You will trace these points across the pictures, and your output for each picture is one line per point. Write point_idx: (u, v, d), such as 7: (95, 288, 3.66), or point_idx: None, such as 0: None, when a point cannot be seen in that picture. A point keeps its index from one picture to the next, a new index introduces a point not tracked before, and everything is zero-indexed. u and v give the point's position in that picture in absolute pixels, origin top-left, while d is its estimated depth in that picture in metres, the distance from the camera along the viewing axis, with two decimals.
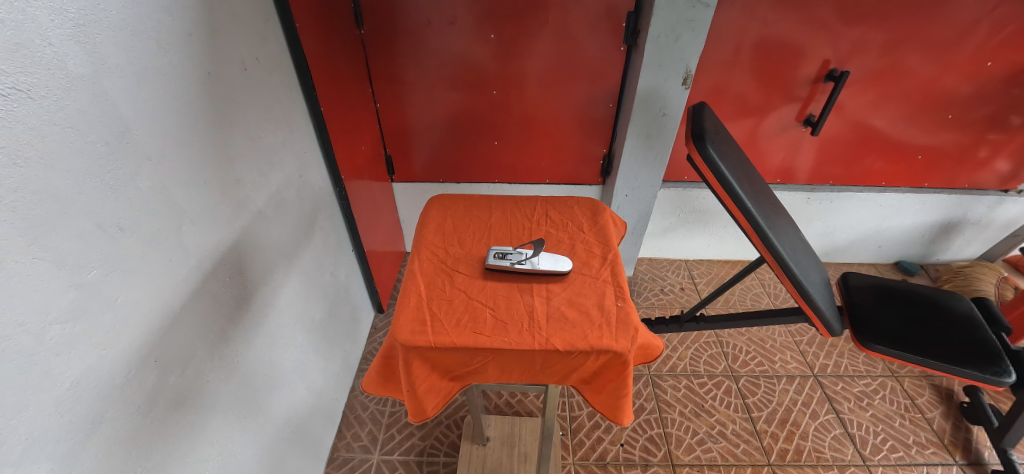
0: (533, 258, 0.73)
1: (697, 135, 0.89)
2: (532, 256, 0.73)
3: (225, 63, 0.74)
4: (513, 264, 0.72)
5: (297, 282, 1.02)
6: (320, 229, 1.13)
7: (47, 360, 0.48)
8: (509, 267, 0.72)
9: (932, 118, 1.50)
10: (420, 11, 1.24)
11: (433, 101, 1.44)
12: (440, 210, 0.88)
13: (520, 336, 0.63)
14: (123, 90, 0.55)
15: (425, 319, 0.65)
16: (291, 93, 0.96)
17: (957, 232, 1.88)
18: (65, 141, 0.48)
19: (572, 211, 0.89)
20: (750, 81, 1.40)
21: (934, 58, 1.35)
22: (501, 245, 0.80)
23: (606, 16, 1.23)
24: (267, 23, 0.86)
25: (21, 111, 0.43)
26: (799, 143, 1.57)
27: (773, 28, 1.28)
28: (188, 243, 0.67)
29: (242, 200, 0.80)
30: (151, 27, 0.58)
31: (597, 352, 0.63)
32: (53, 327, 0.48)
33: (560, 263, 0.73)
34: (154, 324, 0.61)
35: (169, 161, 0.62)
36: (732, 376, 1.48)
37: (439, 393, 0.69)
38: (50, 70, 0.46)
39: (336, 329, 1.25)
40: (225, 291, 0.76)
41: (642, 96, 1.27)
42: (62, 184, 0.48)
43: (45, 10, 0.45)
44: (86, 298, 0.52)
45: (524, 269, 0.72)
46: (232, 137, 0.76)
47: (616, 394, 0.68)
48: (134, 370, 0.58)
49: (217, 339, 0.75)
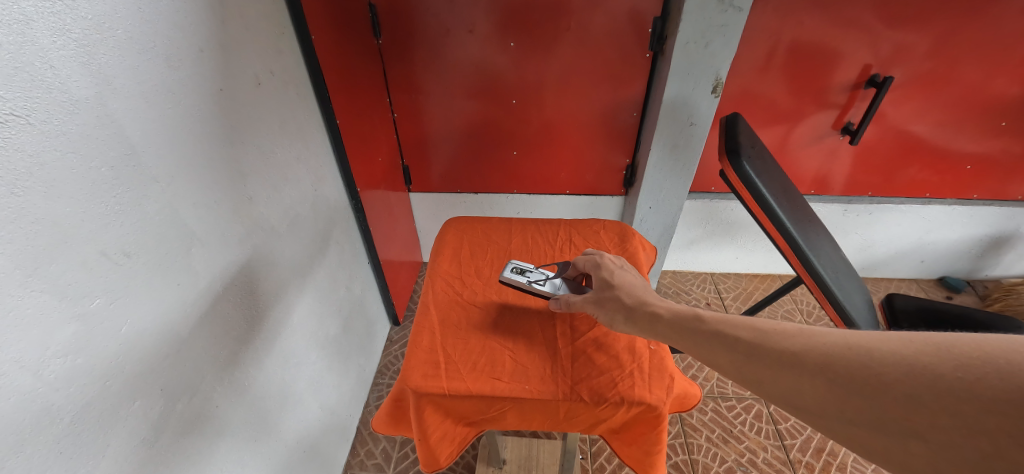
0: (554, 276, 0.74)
1: (731, 150, 0.83)
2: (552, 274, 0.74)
3: (237, 79, 0.72)
4: (530, 282, 0.71)
5: (310, 298, 0.99)
6: (335, 243, 1.11)
7: (46, 396, 0.46)
8: (525, 284, 0.71)
9: (983, 125, 1.39)
10: (438, 20, 1.21)
11: (451, 111, 1.41)
12: (456, 233, 0.87)
13: (542, 383, 0.61)
14: (130, 111, 0.53)
15: (439, 362, 0.64)
16: (306, 105, 0.94)
17: (1008, 246, 1.76)
18: (67, 167, 0.46)
19: (598, 234, 0.85)
20: (784, 87, 1.33)
21: (987, 61, 1.25)
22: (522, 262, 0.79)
23: (631, 21, 1.18)
24: (281, 36, 0.84)
25: (21, 138, 0.42)
26: (835, 153, 1.48)
27: (810, 31, 1.21)
28: (198, 266, 0.65)
29: (254, 218, 0.78)
30: (160, 44, 0.56)
31: (628, 403, 0.59)
32: (53, 362, 0.46)
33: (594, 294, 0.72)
34: (160, 352, 0.59)
35: (179, 182, 0.60)
36: (762, 399, 1.40)
37: (453, 441, 0.67)
38: (51, 94, 0.44)
39: (350, 343, 1.23)
40: (235, 312, 0.74)
41: (668, 105, 1.22)
42: (63, 211, 0.46)
43: (44, 31, 0.43)
44: (89, 329, 0.49)
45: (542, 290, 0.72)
46: (244, 154, 0.74)
47: (648, 448, 0.64)
48: (140, 401, 0.56)
49: (227, 362, 0.72)
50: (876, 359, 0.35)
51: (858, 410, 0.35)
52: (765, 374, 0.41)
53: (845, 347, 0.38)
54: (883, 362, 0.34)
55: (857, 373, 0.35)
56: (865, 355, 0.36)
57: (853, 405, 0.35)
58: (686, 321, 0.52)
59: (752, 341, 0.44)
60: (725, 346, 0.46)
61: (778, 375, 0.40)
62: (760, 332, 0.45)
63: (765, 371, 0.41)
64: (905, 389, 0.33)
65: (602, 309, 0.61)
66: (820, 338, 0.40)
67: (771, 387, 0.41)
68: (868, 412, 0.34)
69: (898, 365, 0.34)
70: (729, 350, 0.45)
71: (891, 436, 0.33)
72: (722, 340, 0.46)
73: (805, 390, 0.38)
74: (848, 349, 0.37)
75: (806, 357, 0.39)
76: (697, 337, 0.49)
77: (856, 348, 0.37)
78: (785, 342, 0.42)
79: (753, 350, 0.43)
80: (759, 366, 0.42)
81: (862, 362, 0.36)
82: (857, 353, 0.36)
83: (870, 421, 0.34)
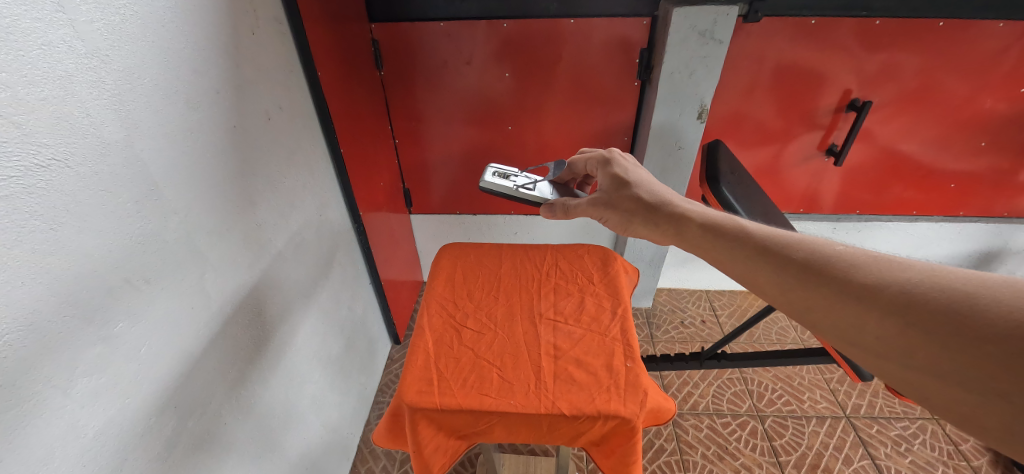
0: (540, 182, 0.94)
1: (710, 178, 0.95)
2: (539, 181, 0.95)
3: (249, 115, 0.78)
4: (519, 191, 0.92)
5: (314, 319, 1.04)
6: (339, 264, 1.16)
7: (72, 412, 0.50)
8: (515, 193, 0.92)
9: (964, 144, 1.44)
10: (438, 53, 1.29)
11: (450, 137, 1.47)
12: (451, 257, 0.98)
13: (526, 398, 0.69)
14: (154, 150, 0.58)
15: (431, 379, 0.71)
16: (312, 135, 1.00)
17: (998, 260, 1.79)
18: (98, 204, 0.51)
19: (582, 258, 0.98)
20: (769, 111, 1.38)
21: (963, 84, 1.30)
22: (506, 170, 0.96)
23: (619, 52, 1.25)
24: (290, 73, 0.90)
25: (59, 180, 0.47)
26: (821, 173, 1.53)
27: (791, 58, 1.27)
28: (210, 289, 0.69)
29: (263, 243, 0.83)
30: (181, 89, 0.62)
31: (604, 417, 0.67)
32: (80, 380, 0.50)
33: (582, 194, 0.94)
34: (174, 372, 0.63)
35: (195, 212, 0.65)
36: (757, 416, 1.41)
37: (445, 453, 0.72)
38: (86, 139, 0.49)
39: (352, 362, 1.26)
40: (243, 333, 0.78)
41: (657, 129, 1.29)
42: (94, 243, 0.51)
43: (84, 84, 0.49)
44: (112, 350, 0.54)
45: (536, 195, 0.92)
46: (254, 184, 0.80)
47: (626, 459, 0.70)
48: (155, 417, 0.60)
49: (234, 381, 0.76)
50: (969, 308, 0.37)
51: (929, 352, 0.38)
52: (825, 301, 0.46)
53: (929, 288, 0.40)
54: (976, 312, 0.37)
55: (939, 317, 0.38)
56: (957, 302, 0.38)
57: (924, 348, 0.39)
58: (742, 243, 0.57)
59: (815, 268, 0.48)
60: (779, 267, 0.51)
61: (842, 305, 0.44)
62: (825, 257, 0.48)
63: (827, 300, 0.46)
64: (993, 344, 0.35)
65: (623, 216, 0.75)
66: (898, 274, 0.43)
67: (830, 317, 0.46)
68: (940, 359, 0.38)
69: (992, 316, 0.36)
70: (787, 274, 0.50)
71: (956, 383, 0.37)
72: (781, 264, 0.51)
73: (872, 326, 0.42)
74: (934, 292, 0.40)
75: (882, 294, 0.42)
76: (753, 259, 0.54)
77: (944, 293, 0.39)
78: (855, 274, 0.45)
79: (815, 276, 0.48)
80: (821, 294, 0.46)
81: (947, 308, 0.38)
82: (944, 297, 0.39)
83: (939, 364, 0.38)
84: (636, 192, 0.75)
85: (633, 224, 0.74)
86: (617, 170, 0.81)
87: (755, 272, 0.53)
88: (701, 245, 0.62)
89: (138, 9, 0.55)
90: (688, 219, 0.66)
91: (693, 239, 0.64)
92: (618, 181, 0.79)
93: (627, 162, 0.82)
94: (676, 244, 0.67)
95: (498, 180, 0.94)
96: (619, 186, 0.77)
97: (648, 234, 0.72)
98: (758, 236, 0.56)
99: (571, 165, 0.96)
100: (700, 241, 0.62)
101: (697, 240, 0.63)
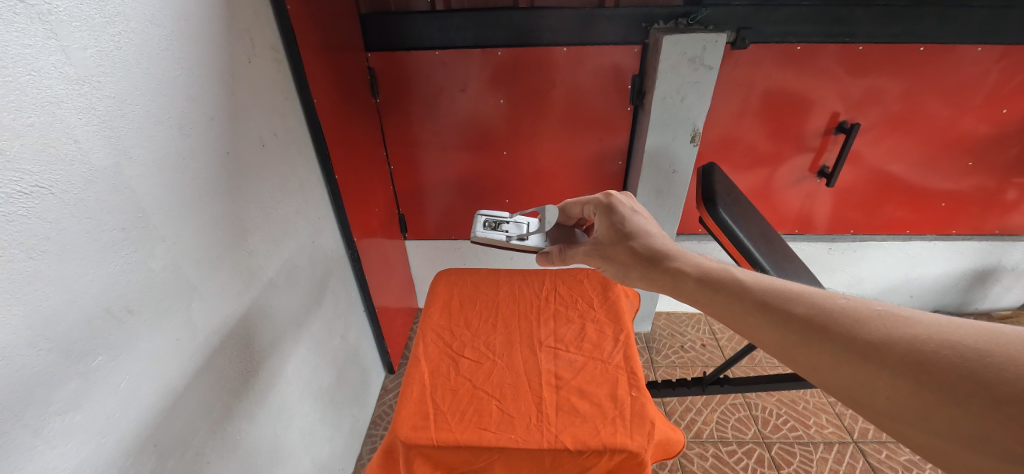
0: (532, 232, 0.94)
1: (707, 199, 0.96)
2: (529, 233, 0.95)
3: (243, 142, 0.77)
4: (509, 240, 0.92)
5: (305, 349, 1.01)
6: (331, 292, 1.13)
7: (43, 453, 0.47)
8: (505, 242, 0.92)
9: (952, 164, 1.46)
10: (433, 80, 1.30)
11: (446, 162, 1.48)
12: (447, 284, 0.96)
13: (528, 433, 0.66)
14: (144, 177, 0.57)
15: (427, 413, 0.69)
16: (306, 161, 1.00)
17: (993, 278, 1.79)
18: (81, 232, 0.49)
19: (582, 283, 0.96)
20: (760, 134, 1.40)
21: (948, 105, 1.33)
22: (499, 217, 0.96)
23: (611, 77, 1.27)
24: (285, 101, 0.90)
25: (42, 207, 0.45)
26: (814, 193, 1.55)
27: (779, 83, 1.29)
28: (198, 320, 0.67)
29: (254, 271, 0.81)
30: (174, 115, 0.62)
31: (609, 452, 0.64)
32: (52, 419, 0.47)
33: (580, 234, 0.95)
34: (155, 408, 0.60)
35: (183, 239, 0.64)
36: (764, 443, 1.37)
37: None
38: (73, 165, 0.48)
39: (344, 394, 1.22)
40: (231, 366, 0.75)
41: (651, 154, 1.30)
42: (75, 271, 0.49)
43: (72, 110, 0.48)
44: (89, 385, 0.51)
45: (531, 245, 0.92)
46: (247, 211, 0.78)
47: None
48: (132, 457, 0.57)
49: (219, 416, 0.73)
50: (983, 367, 0.36)
51: (946, 415, 0.37)
52: (831, 361, 0.45)
53: (938, 344, 0.40)
54: (992, 372, 0.36)
55: (953, 377, 0.37)
56: (969, 360, 0.37)
57: (940, 412, 0.38)
58: (741, 296, 0.56)
59: (818, 323, 0.48)
60: (780, 322, 0.51)
61: (849, 364, 0.44)
62: (827, 311, 0.48)
63: (830, 359, 0.45)
64: (1013, 406, 0.34)
65: (615, 263, 0.75)
66: (905, 330, 0.42)
67: (839, 376, 0.45)
68: (959, 422, 0.37)
69: (1009, 377, 0.35)
70: (790, 330, 0.49)
71: (979, 449, 0.36)
72: (783, 320, 0.50)
73: (883, 386, 0.41)
74: (945, 350, 0.39)
75: (891, 354, 0.42)
76: (752, 313, 0.54)
77: (956, 351, 0.38)
78: (862, 331, 0.44)
79: (818, 333, 0.47)
80: (827, 352, 0.46)
81: (959, 367, 0.37)
82: (956, 357, 0.38)
83: (957, 427, 0.37)
84: (632, 241, 0.74)
85: (630, 274, 0.73)
86: (615, 216, 0.81)
87: (755, 327, 0.53)
88: (698, 297, 0.61)
89: (133, 36, 0.55)
90: (682, 269, 0.66)
91: (689, 291, 0.63)
92: (609, 226, 0.80)
93: (624, 206, 0.82)
94: (672, 296, 0.66)
95: (490, 232, 0.95)
96: (615, 234, 0.77)
97: (645, 285, 0.71)
98: (755, 288, 0.56)
99: (564, 209, 0.96)
100: (697, 293, 0.62)
101: (693, 292, 0.62)
